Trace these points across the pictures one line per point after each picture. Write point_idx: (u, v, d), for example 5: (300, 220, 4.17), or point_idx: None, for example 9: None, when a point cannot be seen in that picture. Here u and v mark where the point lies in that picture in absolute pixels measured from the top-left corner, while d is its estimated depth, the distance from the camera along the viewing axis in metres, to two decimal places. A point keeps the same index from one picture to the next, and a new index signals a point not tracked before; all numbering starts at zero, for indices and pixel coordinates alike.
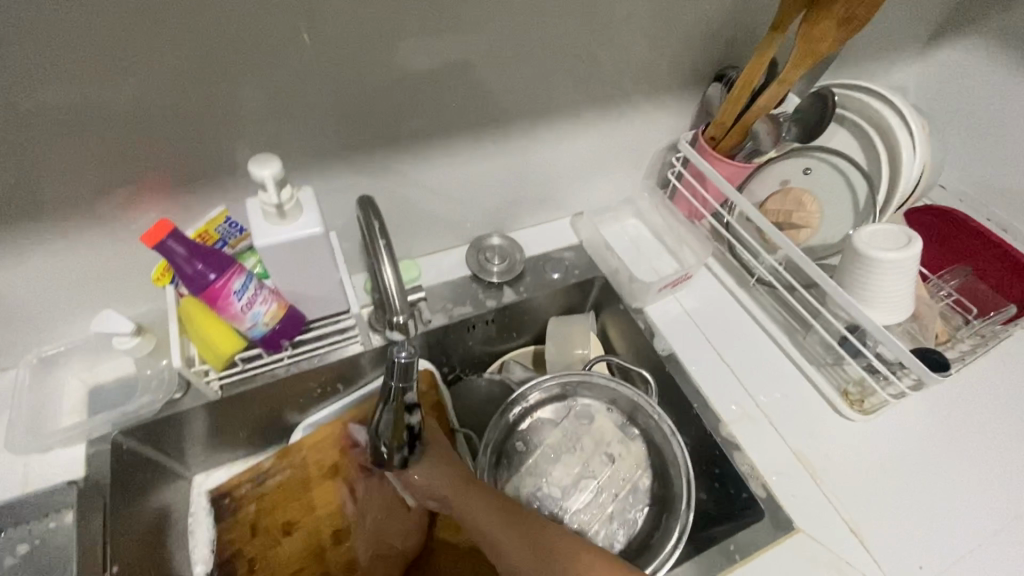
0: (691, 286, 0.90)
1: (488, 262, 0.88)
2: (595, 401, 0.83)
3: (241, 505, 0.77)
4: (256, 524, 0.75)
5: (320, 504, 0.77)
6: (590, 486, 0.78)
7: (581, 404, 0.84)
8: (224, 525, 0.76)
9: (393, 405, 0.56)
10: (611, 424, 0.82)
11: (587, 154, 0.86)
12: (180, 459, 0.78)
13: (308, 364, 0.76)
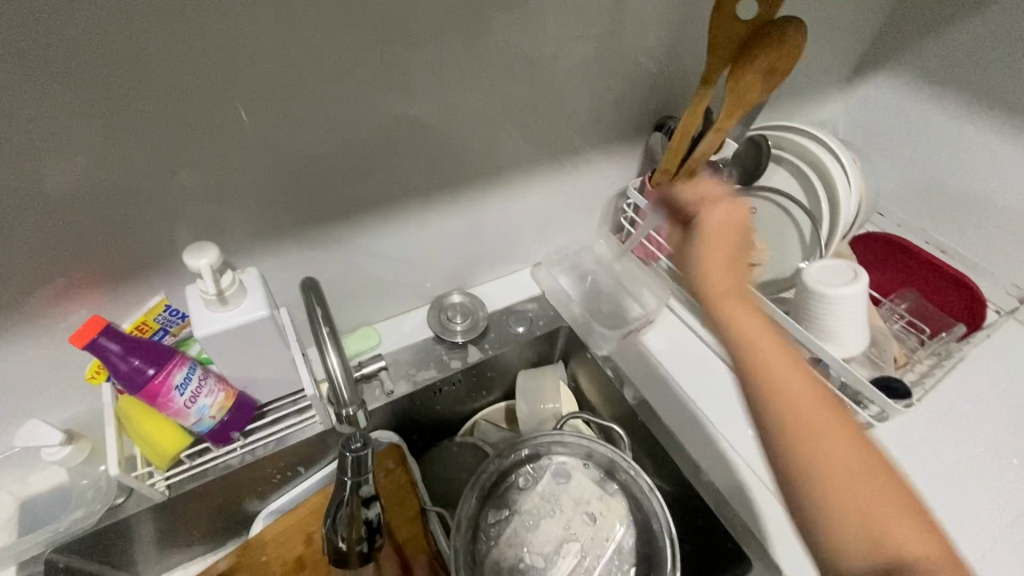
0: (655, 330, 0.91)
1: (450, 322, 0.87)
2: (570, 457, 0.80)
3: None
4: None
5: None
6: (573, 550, 0.74)
7: (556, 461, 0.80)
8: None
9: (350, 503, 0.53)
10: (589, 481, 0.78)
11: (541, 207, 0.87)
12: (127, 568, 0.71)
13: (264, 451, 0.71)
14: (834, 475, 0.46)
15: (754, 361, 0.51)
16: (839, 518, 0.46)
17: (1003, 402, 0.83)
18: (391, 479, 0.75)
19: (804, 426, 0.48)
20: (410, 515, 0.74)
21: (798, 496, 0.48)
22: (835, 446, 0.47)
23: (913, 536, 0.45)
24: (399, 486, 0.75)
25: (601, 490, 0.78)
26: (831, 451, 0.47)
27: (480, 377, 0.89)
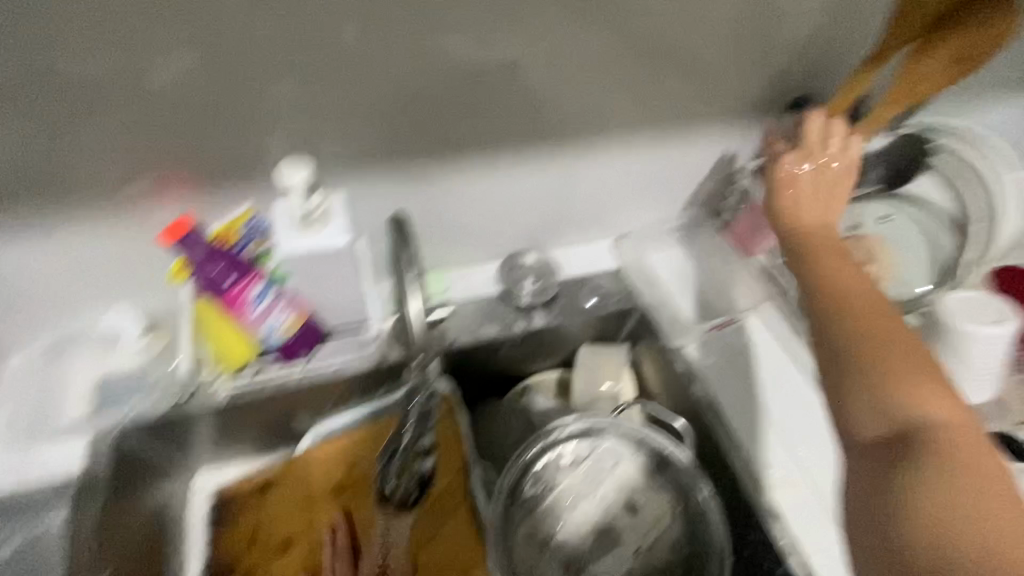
0: (741, 328, 0.80)
1: (520, 282, 0.83)
2: (622, 443, 0.74)
3: (239, 515, 0.72)
4: (255, 534, 0.71)
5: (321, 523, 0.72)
6: (608, 535, 0.72)
7: (606, 445, 0.74)
8: (223, 530, 0.72)
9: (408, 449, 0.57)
10: (637, 472, 0.74)
11: (640, 177, 0.80)
12: (184, 453, 0.73)
13: (322, 376, 0.71)
14: (902, 398, 0.49)
15: (830, 280, 0.61)
16: (907, 412, 0.48)
17: None
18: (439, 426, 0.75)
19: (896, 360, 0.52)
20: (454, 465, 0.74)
21: (863, 401, 0.50)
22: (922, 373, 0.50)
23: (977, 481, 0.43)
24: (446, 435, 0.75)
25: (648, 483, 0.74)
26: (932, 400, 0.48)
27: (539, 343, 0.85)
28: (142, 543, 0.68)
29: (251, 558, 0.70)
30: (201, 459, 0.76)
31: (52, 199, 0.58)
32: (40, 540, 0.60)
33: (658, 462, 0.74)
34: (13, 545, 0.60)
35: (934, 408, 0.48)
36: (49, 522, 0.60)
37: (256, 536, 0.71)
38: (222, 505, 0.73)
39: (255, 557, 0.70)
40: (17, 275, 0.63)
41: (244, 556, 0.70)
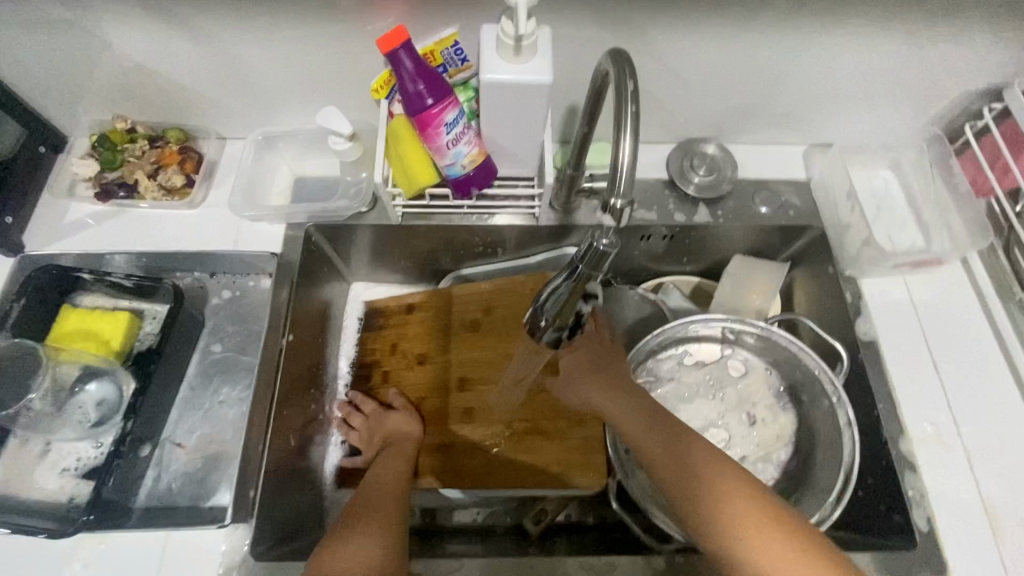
0: (931, 275, 0.72)
1: (691, 170, 0.78)
2: (755, 358, 0.75)
3: (385, 325, 0.80)
4: (396, 345, 0.79)
5: (450, 351, 0.77)
6: (723, 438, 0.72)
7: (738, 355, 0.76)
8: (370, 334, 0.80)
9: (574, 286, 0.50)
10: (765, 388, 0.74)
11: (874, 72, 0.68)
12: (345, 261, 0.80)
13: (481, 219, 0.74)
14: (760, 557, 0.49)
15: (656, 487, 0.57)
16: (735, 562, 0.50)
17: None
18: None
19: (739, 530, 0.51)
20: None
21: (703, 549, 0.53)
22: (730, 500, 0.52)
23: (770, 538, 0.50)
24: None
25: (772, 401, 0.73)
26: (760, 545, 0.50)
27: (692, 242, 0.81)
28: (314, 327, 0.75)
29: (392, 361, 0.78)
30: (357, 274, 0.84)
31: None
32: (242, 299, 0.71)
33: (789, 385, 0.73)
34: (224, 297, 0.71)
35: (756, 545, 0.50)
36: (255, 283, 0.72)
37: (397, 346, 0.79)
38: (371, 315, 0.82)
39: (394, 363, 0.78)
40: (238, 58, 0.67)
41: (387, 359, 0.78)
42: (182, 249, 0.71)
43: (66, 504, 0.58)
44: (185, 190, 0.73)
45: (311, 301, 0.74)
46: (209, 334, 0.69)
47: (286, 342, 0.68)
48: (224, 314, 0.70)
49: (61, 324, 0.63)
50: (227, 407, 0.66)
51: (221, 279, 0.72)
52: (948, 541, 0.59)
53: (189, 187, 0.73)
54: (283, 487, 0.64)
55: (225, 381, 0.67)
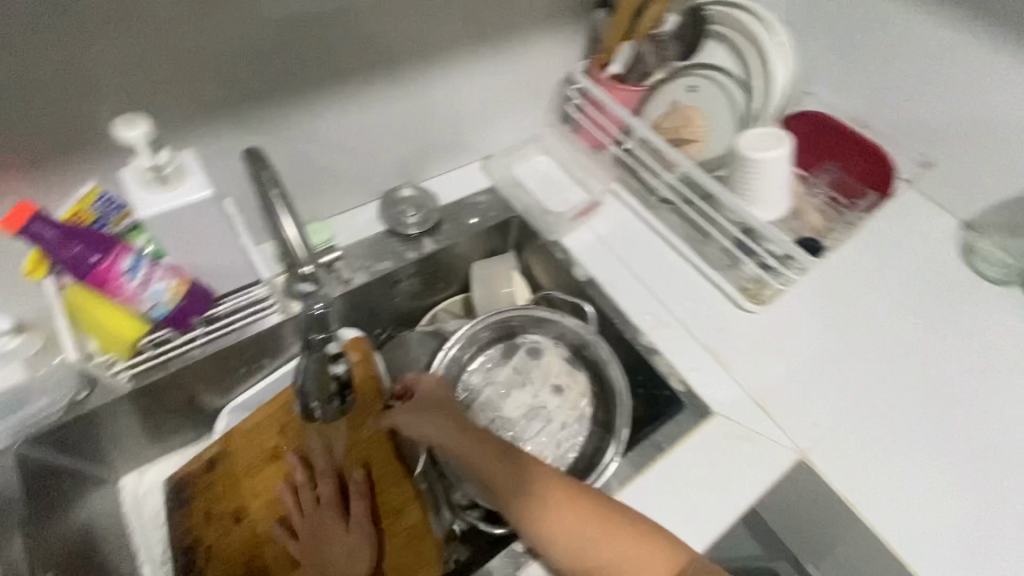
0: (603, 214, 0.93)
1: (402, 215, 0.87)
2: (543, 337, 0.88)
3: (196, 494, 0.72)
4: (210, 511, 0.71)
5: (264, 490, 0.72)
6: (541, 415, 0.84)
7: (530, 340, 0.89)
8: (183, 511, 0.71)
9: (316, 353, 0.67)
10: (560, 358, 0.87)
11: (486, 93, 0.86)
12: (98, 460, 0.73)
13: (224, 342, 0.71)
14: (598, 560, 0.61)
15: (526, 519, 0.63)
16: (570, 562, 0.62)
17: (911, 260, 0.92)
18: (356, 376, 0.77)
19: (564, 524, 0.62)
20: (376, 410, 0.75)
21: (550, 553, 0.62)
22: (565, 504, 0.63)
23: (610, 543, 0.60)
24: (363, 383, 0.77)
25: (569, 366, 0.87)
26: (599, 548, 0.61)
27: (436, 270, 0.92)
28: (75, 552, 0.64)
29: (209, 532, 0.70)
30: (123, 467, 0.77)
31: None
32: None
33: (575, 348, 0.86)
34: None
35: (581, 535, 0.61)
36: None
37: (211, 513, 0.71)
38: (173, 492, 0.72)
39: (213, 532, 0.70)
40: None
41: (205, 531, 0.70)
42: None
43: None
44: None
45: (54, 535, 0.63)
46: None
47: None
48: None
49: None
50: None
51: None
52: (699, 387, 0.77)
53: None
54: None
55: None
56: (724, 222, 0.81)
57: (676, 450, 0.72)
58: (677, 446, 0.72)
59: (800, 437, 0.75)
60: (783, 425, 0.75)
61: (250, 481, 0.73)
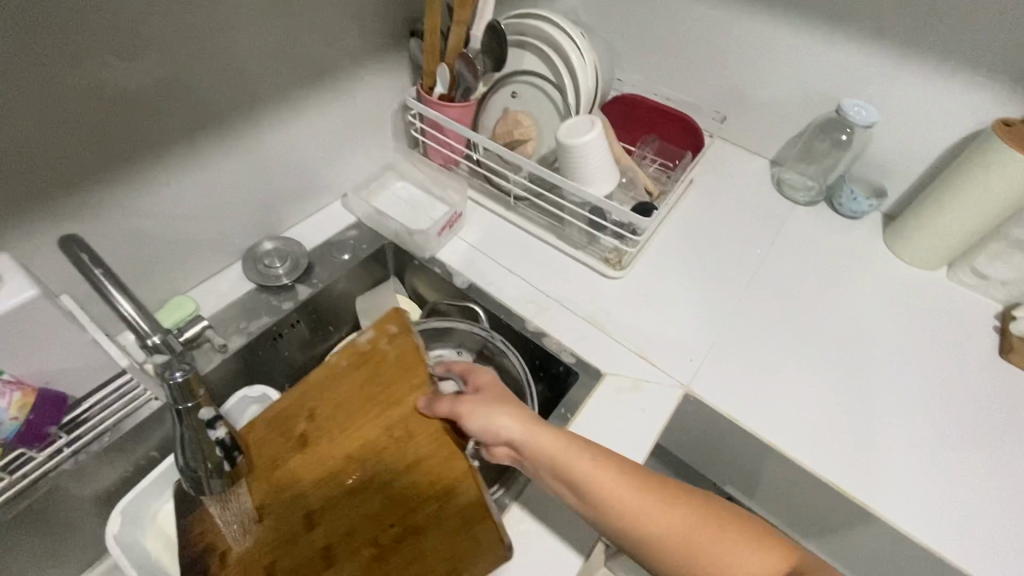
0: (470, 222, 0.99)
1: (270, 268, 0.87)
2: (446, 350, 0.92)
3: (213, 497, 0.65)
4: (231, 509, 0.64)
5: (296, 478, 0.64)
6: None
7: (435, 356, 0.92)
8: (195, 518, 0.65)
9: (191, 424, 0.59)
10: (466, 365, 0.91)
11: (326, 134, 0.89)
12: None
13: (98, 446, 0.68)
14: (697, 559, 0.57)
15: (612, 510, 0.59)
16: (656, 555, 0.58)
17: (736, 200, 1.07)
18: (394, 353, 0.67)
19: (650, 510, 0.59)
20: (410, 393, 0.64)
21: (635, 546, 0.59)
22: (640, 496, 0.59)
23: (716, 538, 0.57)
24: (404, 357, 0.67)
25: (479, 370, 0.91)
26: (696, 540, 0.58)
27: (321, 313, 0.92)
28: None
29: (227, 538, 0.63)
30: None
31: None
32: None
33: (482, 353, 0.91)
34: None
35: (667, 534, 0.58)
36: None
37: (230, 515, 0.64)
38: (184, 500, 0.66)
39: (230, 535, 0.63)
40: None
41: (220, 536, 0.63)
42: None
43: None
44: None
45: None
46: None
47: None
48: None
49: None
50: None
51: None
52: (589, 354, 0.84)
53: None
54: None
55: None
56: (573, 206, 0.89)
57: (580, 415, 0.78)
58: (580, 412, 0.78)
59: (682, 374, 0.84)
60: (665, 367, 0.84)
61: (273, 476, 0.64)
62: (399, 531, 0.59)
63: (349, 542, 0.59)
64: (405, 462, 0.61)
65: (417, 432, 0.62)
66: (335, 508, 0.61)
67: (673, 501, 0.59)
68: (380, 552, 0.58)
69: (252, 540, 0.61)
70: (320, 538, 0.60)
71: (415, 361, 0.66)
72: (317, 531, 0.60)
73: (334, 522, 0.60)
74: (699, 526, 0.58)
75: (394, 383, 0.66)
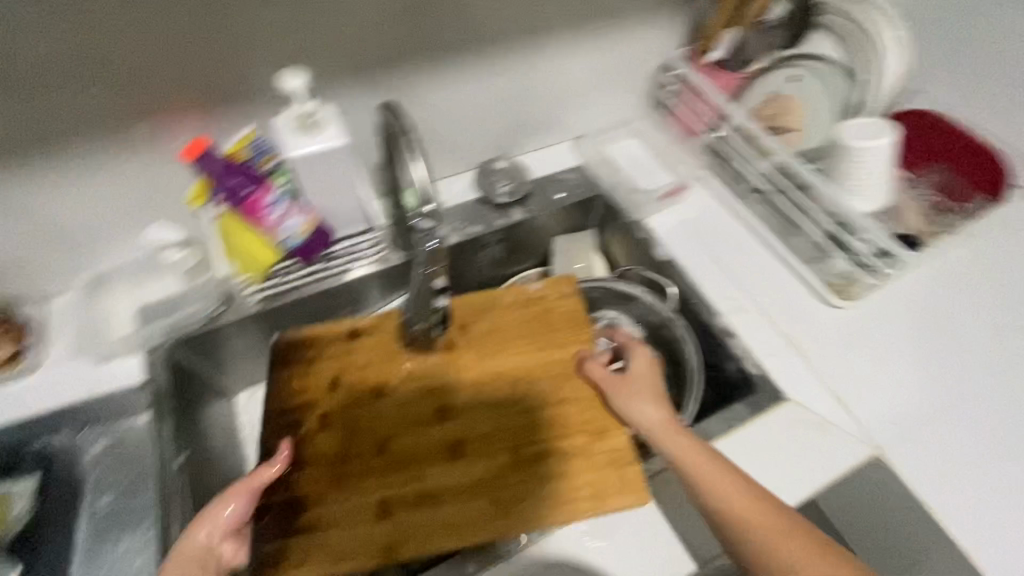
0: (690, 199, 0.95)
1: (496, 185, 0.92)
2: (620, 315, 0.91)
3: (322, 355, 0.71)
4: (341, 379, 0.70)
5: (421, 377, 0.69)
6: None
7: (606, 316, 0.91)
8: (298, 368, 0.70)
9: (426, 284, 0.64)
10: (634, 337, 0.89)
11: (587, 74, 0.90)
12: (221, 372, 0.78)
13: (338, 279, 0.79)
14: None
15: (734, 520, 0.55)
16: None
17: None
18: (559, 306, 0.74)
19: (751, 514, 0.55)
20: (572, 344, 0.71)
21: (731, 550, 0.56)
22: (738, 491, 0.57)
23: None
24: (571, 312, 0.73)
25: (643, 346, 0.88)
26: None
27: (521, 240, 0.96)
28: (200, 450, 0.69)
29: (332, 403, 0.68)
30: (237, 387, 0.81)
31: (65, 131, 0.62)
32: (123, 442, 0.68)
33: (653, 331, 0.89)
34: (100, 446, 0.67)
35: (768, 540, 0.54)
36: (131, 424, 0.69)
37: (338, 381, 0.69)
38: (281, 348, 0.72)
39: (337, 400, 0.68)
40: (43, 213, 0.67)
41: (327, 400, 0.68)
42: (34, 414, 0.66)
43: None
44: (17, 360, 0.69)
45: (191, 430, 0.70)
46: (93, 489, 0.64)
47: (179, 459, 0.65)
48: (106, 464, 0.66)
49: None
50: (132, 554, 0.61)
51: (93, 430, 0.68)
52: (775, 373, 0.78)
53: (21, 356, 0.69)
54: None
55: (123, 530, 0.62)
56: (817, 212, 0.81)
57: (745, 426, 0.73)
58: (746, 423, 0.74)
59: (879, 434, 0.73)
60: (859, 419, 0.75)
61: (403, 364, 0.70)
62: (541, 451, 0.64)
63: (485, 443, 0.65)
64: (551, 398, 0.67)
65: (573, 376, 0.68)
66: (466, 414, 0.67)
67: (775, 509, 0.56)
68: (516, 460, 0.64)
69: (374, 414, 0.67)
70: (452, 431, 0.66)
71: (580, 320, 0.72)
72: (446, 425, 0.66)
73: (468, 423, 0.66)
74: (803, 547, 0.53)
75: (559, 333, 0.72)
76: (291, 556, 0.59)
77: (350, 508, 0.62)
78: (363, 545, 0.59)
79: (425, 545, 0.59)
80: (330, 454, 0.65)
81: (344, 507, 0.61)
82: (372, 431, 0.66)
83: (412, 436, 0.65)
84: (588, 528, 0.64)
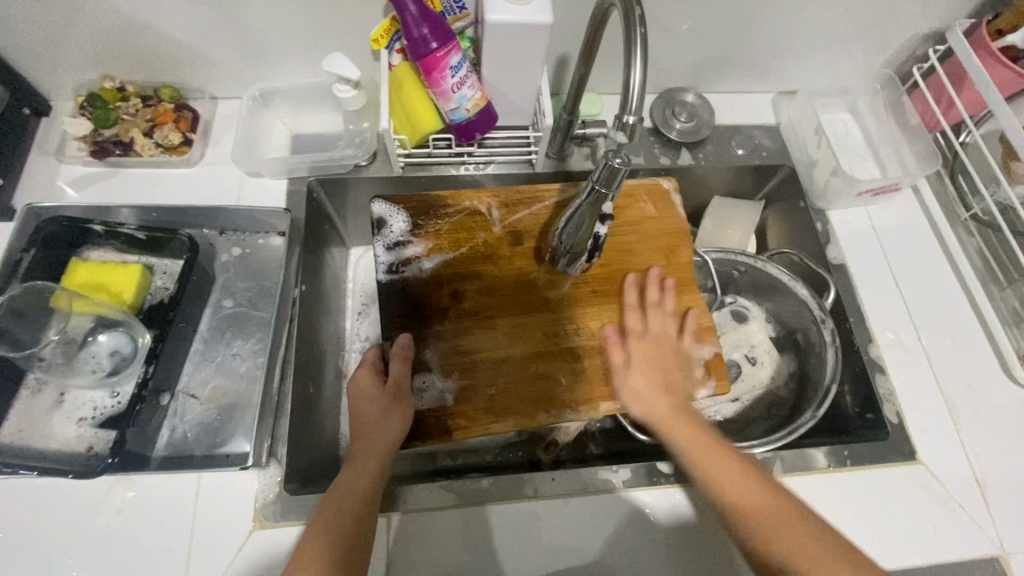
0: (887, 203, 0.81)
1: (673, 117, 0.81)
2: (755, 306, 0.85)
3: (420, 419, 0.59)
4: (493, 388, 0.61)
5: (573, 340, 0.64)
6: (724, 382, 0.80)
7: (738, 304, 0.86)
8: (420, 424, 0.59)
9: (593, 205, 0.56)
10: (762, 331, 0.84)
11: (833, 18, 0.75)
12: (345, 223, 0.80)
13: (483, 167, 0.77)
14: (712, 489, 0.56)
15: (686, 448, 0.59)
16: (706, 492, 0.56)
17: None
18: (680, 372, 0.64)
19: (768, 515, 0.53)
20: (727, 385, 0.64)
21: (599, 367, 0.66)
22: (736, 485, 0.55)
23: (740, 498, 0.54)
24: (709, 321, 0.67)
25: (773, 345, 0.83)
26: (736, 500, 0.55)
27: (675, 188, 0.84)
28: (315, 292, 0.71)
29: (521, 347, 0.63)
30: (356, 240, 0.83)
31: None
32: (253, 255, 0.71)
33: (788, 332, 0.82)
34: (233, 254, 0.71)
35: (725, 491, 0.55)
36: (264, 241, 0.72)
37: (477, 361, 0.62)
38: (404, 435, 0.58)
39: (470, 339, 0.63)
40: (242, 11, 0.66)
41: (470, 360, 0.62)
42: (187, 203, 0.70)
43: (85, 455, 0.56)
44: (183, 147, 0.72)
45: (317, 270, 0.73)
46: (220, 289, 0.69)
47: (299, 290, 0.67)
48: (235, 271, 0.70)
49: (71, 274, 0.62)
50: (241, 359, 0.66)
51: (231, 236, 0.73)
52: (916, 430, 0.68)
53: (187, 145, 0.72)
54: (310, 426, 0.65)
55: (238, 335, 0.67)
56: None
57: (858, 471, 0.65)
58: (860, 468, 0.65)
59: (1008, 535, 0.63)
60: (996, 515, 0.64)
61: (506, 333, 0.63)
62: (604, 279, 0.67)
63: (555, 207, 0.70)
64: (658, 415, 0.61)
65: (659, 240, 0.69)
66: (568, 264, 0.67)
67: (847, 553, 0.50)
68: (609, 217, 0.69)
69: (488, 342, 0.63)
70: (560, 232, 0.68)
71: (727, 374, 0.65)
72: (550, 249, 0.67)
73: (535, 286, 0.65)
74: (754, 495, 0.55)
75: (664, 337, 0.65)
76: (442, 220, 0.68)
77: (460, 215, 0.68)
78: (514, 203, 0.70)
79: (630, 217, 0.70)
80: (465, 288, 0.65)
81: (473, 222, 0.68)
82: (500, 301, 0.65)
83: (517, 240, 0.68)
84: (653, 502, 0.62)
